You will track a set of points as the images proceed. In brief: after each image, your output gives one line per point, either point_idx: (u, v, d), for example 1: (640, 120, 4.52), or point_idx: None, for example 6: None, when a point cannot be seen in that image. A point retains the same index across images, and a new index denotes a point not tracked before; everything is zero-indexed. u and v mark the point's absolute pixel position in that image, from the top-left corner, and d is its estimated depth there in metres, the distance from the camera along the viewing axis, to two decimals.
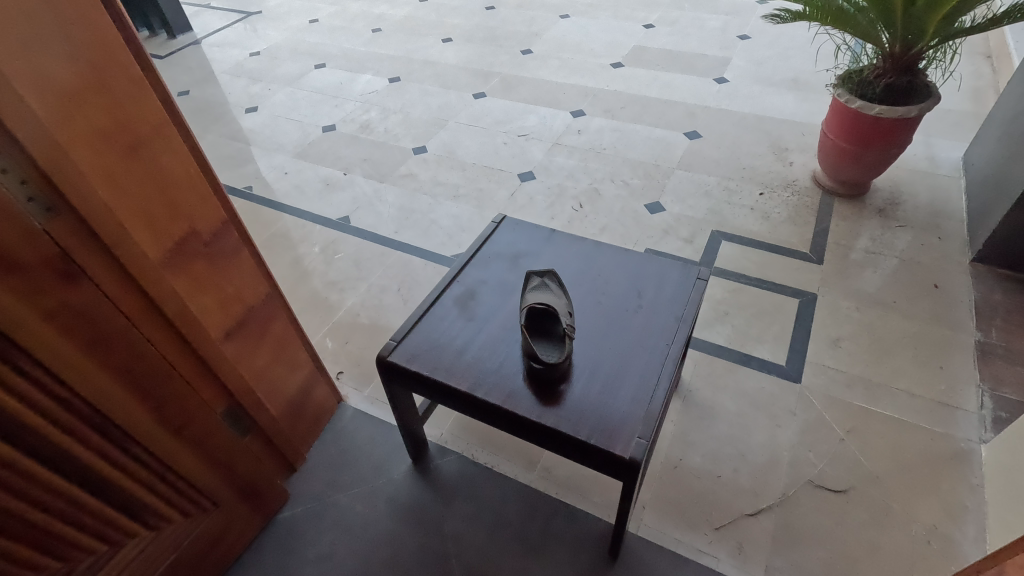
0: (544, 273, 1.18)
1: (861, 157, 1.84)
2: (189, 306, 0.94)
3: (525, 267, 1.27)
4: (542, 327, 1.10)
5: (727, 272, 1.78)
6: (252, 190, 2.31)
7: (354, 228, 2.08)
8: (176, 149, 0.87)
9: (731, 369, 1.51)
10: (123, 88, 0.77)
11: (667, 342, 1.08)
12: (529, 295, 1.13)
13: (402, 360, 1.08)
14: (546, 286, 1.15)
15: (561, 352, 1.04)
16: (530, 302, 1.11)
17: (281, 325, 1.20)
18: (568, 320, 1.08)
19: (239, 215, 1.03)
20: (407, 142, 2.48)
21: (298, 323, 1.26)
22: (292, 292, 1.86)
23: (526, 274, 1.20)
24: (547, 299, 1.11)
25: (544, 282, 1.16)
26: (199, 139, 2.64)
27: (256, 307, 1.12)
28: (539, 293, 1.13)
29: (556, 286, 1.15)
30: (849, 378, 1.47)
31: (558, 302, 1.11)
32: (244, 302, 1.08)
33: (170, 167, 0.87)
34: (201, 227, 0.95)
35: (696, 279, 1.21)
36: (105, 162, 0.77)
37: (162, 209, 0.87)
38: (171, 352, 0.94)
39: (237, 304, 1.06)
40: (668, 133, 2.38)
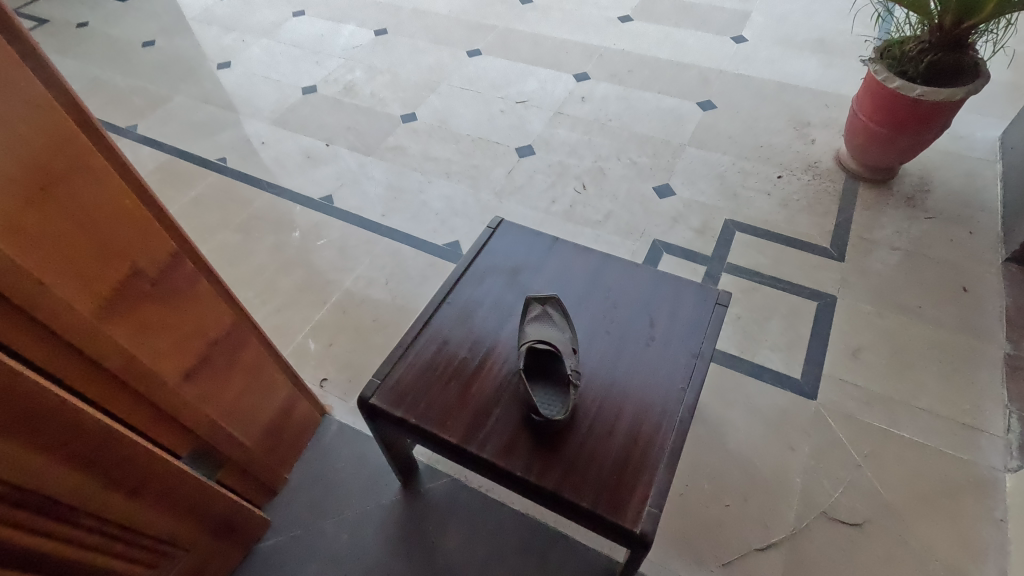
0: (546, 297, 1.04)
1: (893, 142, 1.67)
2: (137, 356, 0.82)
3: (524, 286, 1.14)
4: (542, 368, 0.97)
5: (740, 268, 1.64)
6: (226, 162, 2.12)
7: (337, 209, 1.92)
8: (108, 180, 0.72)
9: (741, 382, 1.41)
10: (23, 117, 0.61)
11: (681, 385, 0.97)
12: (527, 329, 1.00)
13: (386, 403, 0.96)
14: (547, 319, 1.01)
15: (564, 405, 0.93)
16: (528, 340, 0.98)
17: (251, 350, 1.08)
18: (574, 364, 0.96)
19: (193, 241, 0.89)
20: (394, 109, 2.27)
21: (270, 344, 1.14)
22: (270, 286, 1.72)
23: (526, 299, 1.06)
24: (549, 338, 0.98)
25: (546, 311, 1.02)
26: (167, 100, 2.41)
27: (221, 338, 0.99)
28: (539, 327, 1.00)
29: (560, 318, 1.02)
30: (868, 395, 1.37)
31: (561, 340, 0.98)
32: (204, 336, 0.95)
33: (96, 202, 0.72)
34: (151, 262, 0.82)
35: (715, 303, 1.08)
36: (8, 211, 0.62)
37: (97, 251, 0.73)
38: (115, 406, 0.82)
39: (197, 340, 0.94)
40: (679, 102, 2.18)
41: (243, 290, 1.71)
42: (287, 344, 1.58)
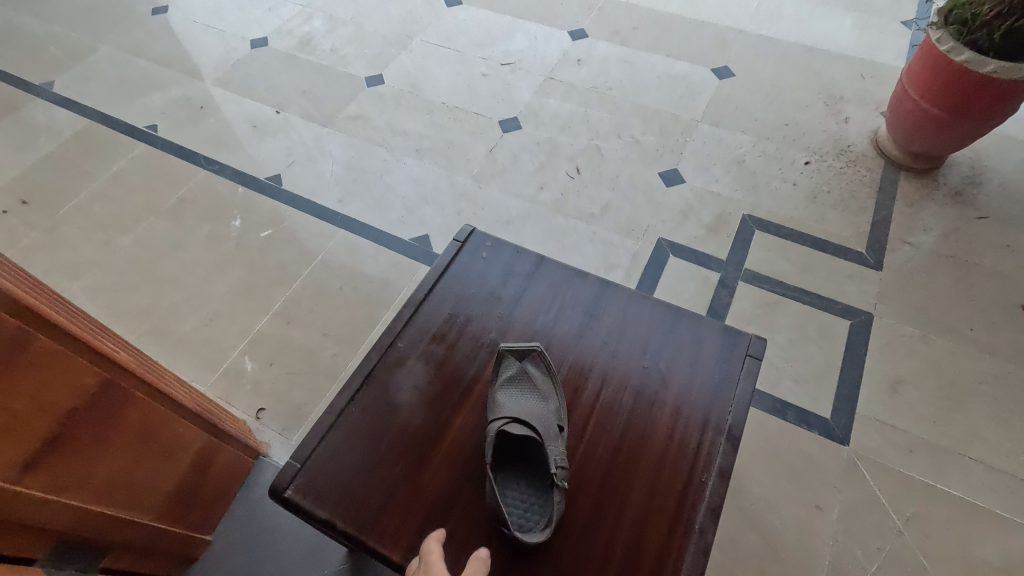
0: (526, 349, 0.81)
1: (950, 128, 1.39)
2: None
3: (499, 324, 0.88)
4: (518, 452, 0.75)
5: (760, 276, 1.39)
6: (157, 130, 1.80)
7: (287, 192, 1.63)
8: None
9: (760, 420, 1.19)
10: None
11: (701, 475, 0.73)
12: (499, 397, 0.77)
13: (308, 499, 0.72)
14: (525, 382, 0.78)
15: (545, 514, 0.69)
16: (501, 414, 0.74)
17: (139, 410, 0.82)
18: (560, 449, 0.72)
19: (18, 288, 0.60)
20: (358, 69, 1.93)
21: (171, 394, 0.88)
22: (203, 287, 1.44)
23: (501, 352, 0.81)
24: (527, 411, 0.75)
25: (524, 371, 0.79)
26: (91, 52, 2.05)
27: (85, 406, 0.73)
28: (515, 394, 0.77)
29: (543, 380, 0.79)
30: (910, 440, 1.15)
31: (543, 415, 0.75)
32: (54, 412, 0.68)
33: None
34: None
35: (745, 354, 0.83)
36: None
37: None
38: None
39: (41, 420, 0.67)
40: (691, 68, 1.87)
41: (170, 291, 1.44)
42: (220, 362, 1.32)
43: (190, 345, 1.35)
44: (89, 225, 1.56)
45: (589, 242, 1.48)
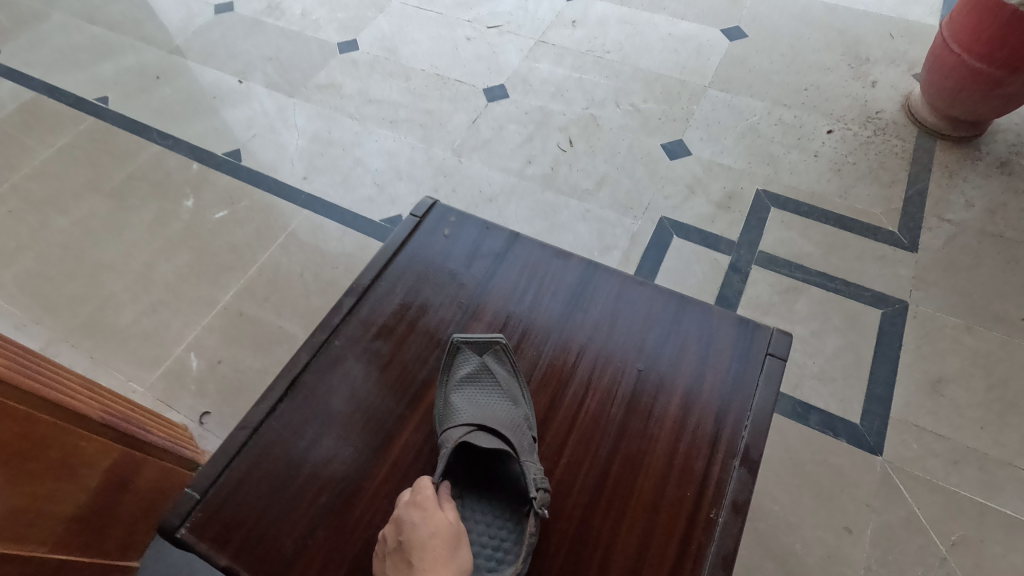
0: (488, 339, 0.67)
1: (999, 86, 1.20)
2: None
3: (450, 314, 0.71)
4: (482, 469, 0.60)
5: (776, 258, 1.22)
6: (107, 101, 1.63)
7: (245, 168, 1.46)
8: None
9: (778, 425, 1.02)
10: None
11: (708, 512, 0.57)
12: (454, 401, 0.62)
13: (208, 539, 0.57)
14: (488, 380, 0.64)
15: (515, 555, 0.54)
16: (459, 422, 0.60)
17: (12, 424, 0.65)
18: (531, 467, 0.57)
19: None
20: (329, 33, 1.76)
21: (57, 403, 0.71)
22: (148, 274, 1.29)
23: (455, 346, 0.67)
24: (489, 417, 0.60)
25: (486, 369, 0.65)
26: (41, 18, 1.88)
27: None
28: (473, 397, 0.63)
29: (508, 378, 0.65)
30: (955, 450, 0.98)
31: (514, 420, 0.61)
32: None
33: None
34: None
35: (766, 354, 0.66)
36: None
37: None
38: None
39: None
40: (698, 28, 1.68)
41: (110, 279, 1.28)
42: (162, 360, 1.17)
43: (129, 340, 1.20)
44: (26, 206, 1.41)
45: (581, 222, 1.30)
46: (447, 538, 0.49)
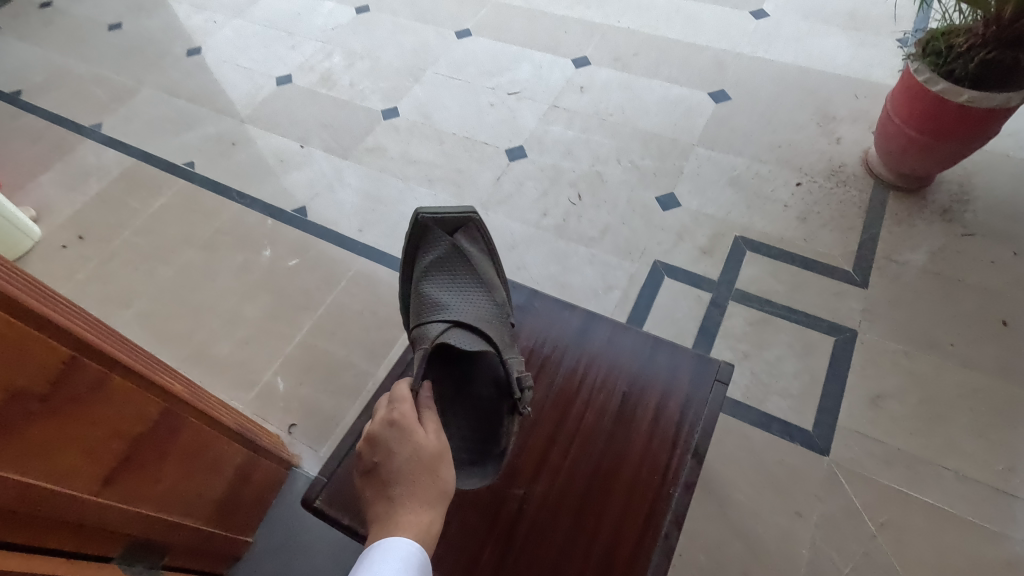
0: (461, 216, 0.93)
1: (934, 151, 1.45)
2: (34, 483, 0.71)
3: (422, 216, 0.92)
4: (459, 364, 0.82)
5: (750, 295, 1.48)
6: (194, 166, 1.96)
7: (311, 223, 1.77)
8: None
9: (746, 433, 1.27)
10: None
11: (668, 488, 0.84)
12: (434, 288, 0.87)
13: (333, 508, 0.85)
14: (459, 271, 0.90)
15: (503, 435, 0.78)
16: (444, 317, 0.82)
17: (191, 432, 0.96)
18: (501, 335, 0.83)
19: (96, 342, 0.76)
20: (374, 102, 2.08)
21: (215, 419, 1.02)
22: (238, 313, 1.60)
23: (430, 225, 0.91)
24: (466, 303, 0.85)
25: (456, 251, 0.91)
26: (132, 93, 2.23)
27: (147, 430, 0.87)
28: (445, 283, 0.88)
29: (474, 261, 0.92)
30: (888, 452, 1.22)
31: (484, 308, 0.86)
32: (124, 435, 0.83)
33: None
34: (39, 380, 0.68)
35: (714, 378, 0.93)
36: None
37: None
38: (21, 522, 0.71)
39: (115, 441, 0.82)
40: (688, 92, 1.96)
41: (209, 318, 1.60)
42: (255, 383, 1.47)
43: (228, 368, 1.50)
44: (137, 257, 1.74)
45: (588, 265, 1.58)
46: (428, 454, 0.66)
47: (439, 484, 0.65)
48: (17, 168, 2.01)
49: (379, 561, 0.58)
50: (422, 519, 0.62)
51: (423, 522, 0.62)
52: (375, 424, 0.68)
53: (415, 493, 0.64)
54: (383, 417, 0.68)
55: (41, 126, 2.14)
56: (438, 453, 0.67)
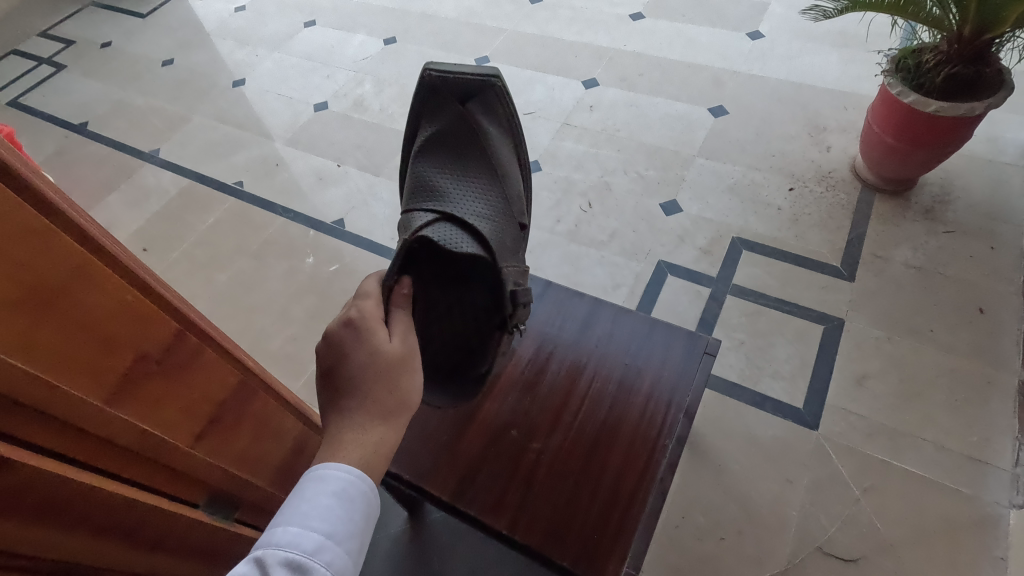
0: (472, 83, 0.98)
1: (909, 156, 1.61)
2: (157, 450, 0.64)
3: (430, 78, 0.98)
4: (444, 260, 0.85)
5: (746, 290, 1.63)
6: (242, 185, 2.19)
7: (348, 233, 1.97)
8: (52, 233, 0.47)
9: (742, 411, 1.42)
10: None
11: (663, 440, 0.99)
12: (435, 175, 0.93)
13: None
14: (463, 147, 0.96)
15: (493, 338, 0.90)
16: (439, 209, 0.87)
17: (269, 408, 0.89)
18: (500, 225, 0.90)
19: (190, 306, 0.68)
20: (403, 124, 2.29)
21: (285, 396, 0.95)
22: (286, 313, 1.80)
23: (441, 90, 0.98)
24: (462, 194, 0.90)
25: (466, 123, 0.97)
26: (186, 121, 2.48)
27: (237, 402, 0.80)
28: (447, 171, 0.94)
29: (483, 134, 0.98)
30: (871, 426, 1.36)
31: (482, 198, 0.92)
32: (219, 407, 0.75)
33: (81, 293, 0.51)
34: (157, 338, 0.61)
35: (704, 352, 1.09)
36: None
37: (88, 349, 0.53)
38: (151, 494, 0.64)
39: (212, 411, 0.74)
40: (689, 108, 2.13)
41: (261, 318, 1.80)
42: (302, 374, 1.66)
43: (279, 361, 1.70)
44: (196, 267, 1.95)
45: (598, 266, 1.75)
46: (389, 359, 0.67)
47: (393, 395, 0.66)
48: (88, 190, 2.26)
49: (312, 495, 0.57)
50: (370, 437, 0.62)
51: (369, 440, 0.62)
52: (334, 322, 0.69)
53: (365, 406, 0.64)
54: (344, 316, 0.69)
55: (106, 152, 2.39)
56: (396, 361, 0.67)
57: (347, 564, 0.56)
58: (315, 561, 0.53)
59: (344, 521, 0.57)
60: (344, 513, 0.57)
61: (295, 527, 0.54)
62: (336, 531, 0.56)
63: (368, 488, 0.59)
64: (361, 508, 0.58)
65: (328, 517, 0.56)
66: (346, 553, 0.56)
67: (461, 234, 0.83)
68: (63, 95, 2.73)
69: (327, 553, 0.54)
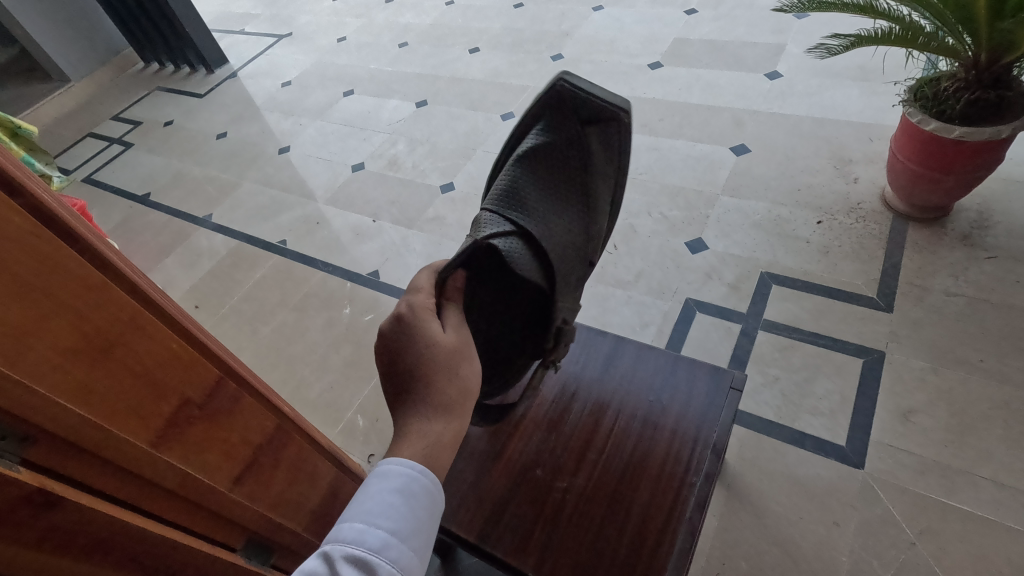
0: (613, 100, 0.69)
1: (940, 182, 1.58)
2: (199, 499, 0.55)
3: (562, 77, 0.70)
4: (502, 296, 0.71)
5: (778, 324, 1.60)
6: (286, 243, 2.33)
7: (383, 283, 2.06)
8: (52, 248, 0.39)
9: (781, 449, 1.37)
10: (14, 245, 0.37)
11: (691, 478, 0.97)
12: (512, 187, 0.69)
13: None
14: (550, 156, 0.71)
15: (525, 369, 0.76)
16: (506, 228, 0.65)
17: (315, 467, 0.73)
18: (572, 257, 0.69)
19: (224, 348, 0.59)
20: (434, 179, 2.41)
21: (332, 452, 0.77)
22: (324, 362, 1.87)
23: (555, 91, 0.70)
24: (536, 214, 0.67)
25: (569, 138, 0.71)
26: (236, 188, 2.68)
27: (272, 453, 0.64)
28: (524, 185, 0.69)
29: (586, 153, 0.72)
30: (923, 463, 1.28)
31: (562, 224, 0.70)
32: (253, 458, 0.61)
33: (125, 325, 0.45)
34: (179, 367, 0.50)
35: (730, 387, 1.08)
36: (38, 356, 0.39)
37: (135, 386, 0.46)
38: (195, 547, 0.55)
39: (246, 466, 0.61)
40: (711, 148, 2.17)
41: (301, 368, 1.87)
42: (338, 421, 1.71)
43: (317, 409, 1.75)
44: (242, 320, 2.07)
45: (626, 306, 1.76)
46: (447, 349, 0.61)
47: (451, 386, 0.61)
48: (147, 255, 2.45)
49: (376, 491, 0.55)
50: None
51: (433, 434, 0.58)
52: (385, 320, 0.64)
53: (429, 398, 0.60)
54: (394, 312, 0.64)
55: (165, 219, 2.60)
56: (451, 354, 0.61)
57: (414, 562, 0.53)
58: (381, 558, 0.51)
59: (407, 519, 0.54)
60: (409, 510, 0.55)
61: (360, 523, 0.53)
62: (401, 529, 0.53)
63: (431, 485, 0.57)
64: (425, 506, 0.56)
65: (395, 515, 0.54)
66: (411, 551, 0.53)
67: (523, 261, 0.65)
68: (130, 170, 3.01)
69: (393, 550, 0.52)
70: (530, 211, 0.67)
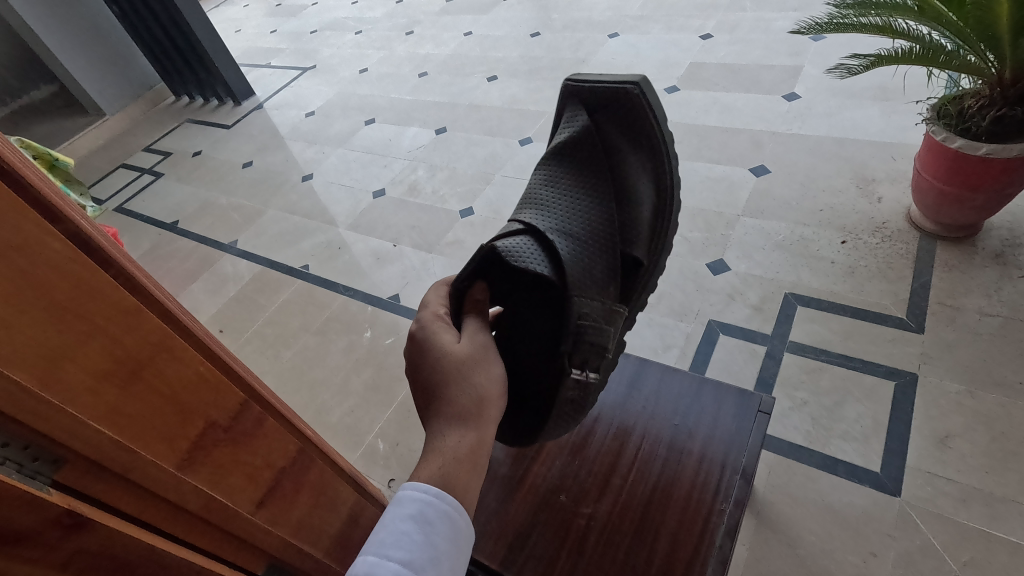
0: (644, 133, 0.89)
1: (966, 200, 1.55)
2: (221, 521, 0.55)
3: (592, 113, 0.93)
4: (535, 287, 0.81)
5: (804, 346, 1.57)
6: (308, 268, 2.36)
7: (403, 307, 2.07)
8: (89, 274, 0.40)
9: (811, 475, 1.32)
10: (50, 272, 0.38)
11: (720, 504, 0.95)
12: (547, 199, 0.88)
13: None
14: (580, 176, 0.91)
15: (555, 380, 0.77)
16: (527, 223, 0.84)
17: (335, 492, 0.72)
18: (595, 253, 0.82)
19: (248, 370, 0.59)
20: (453, 204, 2.44)
21: (353, 476, 0.77)
22: (345, 385, 1.88)
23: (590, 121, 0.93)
24: (558, 216, 0.85)
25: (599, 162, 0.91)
26: (260, 215, 2.74)
27: (295, 476, 0.64)
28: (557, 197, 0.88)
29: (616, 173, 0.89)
30: (963, 490, 1.23)
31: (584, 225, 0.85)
32: (276, 482, 0.61)
33: (153, 348, 0.45)
34: (205, 390, 0.50)
35: (758, 410, 1.06)
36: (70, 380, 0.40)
37: (160, 409, 0.47)
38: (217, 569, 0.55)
39: (269, 489, 0.61)
40: (730, 170, 2.16)
41: (322, 393, 1.88)
42: (359, 445, 1.70)
43: (338, 433, 1.75)
44: (265, 345, 2.09)
45: (647, 328, 1.74)
46: (457, 356, 0.68)
47: (468, 395, 0.65)
48: (174, 281, 2.50)
49: (390, 521, 0.55)
50: None
51: (447, 449, 0.60)
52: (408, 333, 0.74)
53: (444, 412, 0.64)
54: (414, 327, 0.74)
55: (192, 246, 2.67)
56: (461, 362, 0.67)
57: None
58: None
59: (422, 547, 0.53)
60: (423, 538, 0.54)
61: (373, 556, 0.52)
62: (416, 558, 0.53)
63: (448, 509, 0.57)
64: (441, 532, 0.55)
65: (409, 544, 0.53)
66: None
67: (538, 250, 0.80)
68: (159, 199, 3.10)
69: None
70: (552, 215, 0.85)
